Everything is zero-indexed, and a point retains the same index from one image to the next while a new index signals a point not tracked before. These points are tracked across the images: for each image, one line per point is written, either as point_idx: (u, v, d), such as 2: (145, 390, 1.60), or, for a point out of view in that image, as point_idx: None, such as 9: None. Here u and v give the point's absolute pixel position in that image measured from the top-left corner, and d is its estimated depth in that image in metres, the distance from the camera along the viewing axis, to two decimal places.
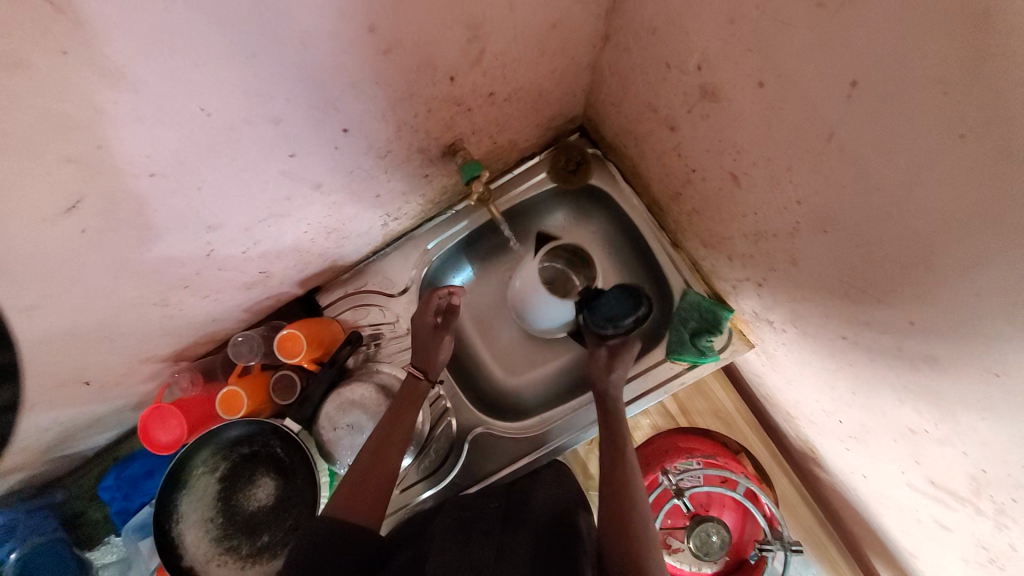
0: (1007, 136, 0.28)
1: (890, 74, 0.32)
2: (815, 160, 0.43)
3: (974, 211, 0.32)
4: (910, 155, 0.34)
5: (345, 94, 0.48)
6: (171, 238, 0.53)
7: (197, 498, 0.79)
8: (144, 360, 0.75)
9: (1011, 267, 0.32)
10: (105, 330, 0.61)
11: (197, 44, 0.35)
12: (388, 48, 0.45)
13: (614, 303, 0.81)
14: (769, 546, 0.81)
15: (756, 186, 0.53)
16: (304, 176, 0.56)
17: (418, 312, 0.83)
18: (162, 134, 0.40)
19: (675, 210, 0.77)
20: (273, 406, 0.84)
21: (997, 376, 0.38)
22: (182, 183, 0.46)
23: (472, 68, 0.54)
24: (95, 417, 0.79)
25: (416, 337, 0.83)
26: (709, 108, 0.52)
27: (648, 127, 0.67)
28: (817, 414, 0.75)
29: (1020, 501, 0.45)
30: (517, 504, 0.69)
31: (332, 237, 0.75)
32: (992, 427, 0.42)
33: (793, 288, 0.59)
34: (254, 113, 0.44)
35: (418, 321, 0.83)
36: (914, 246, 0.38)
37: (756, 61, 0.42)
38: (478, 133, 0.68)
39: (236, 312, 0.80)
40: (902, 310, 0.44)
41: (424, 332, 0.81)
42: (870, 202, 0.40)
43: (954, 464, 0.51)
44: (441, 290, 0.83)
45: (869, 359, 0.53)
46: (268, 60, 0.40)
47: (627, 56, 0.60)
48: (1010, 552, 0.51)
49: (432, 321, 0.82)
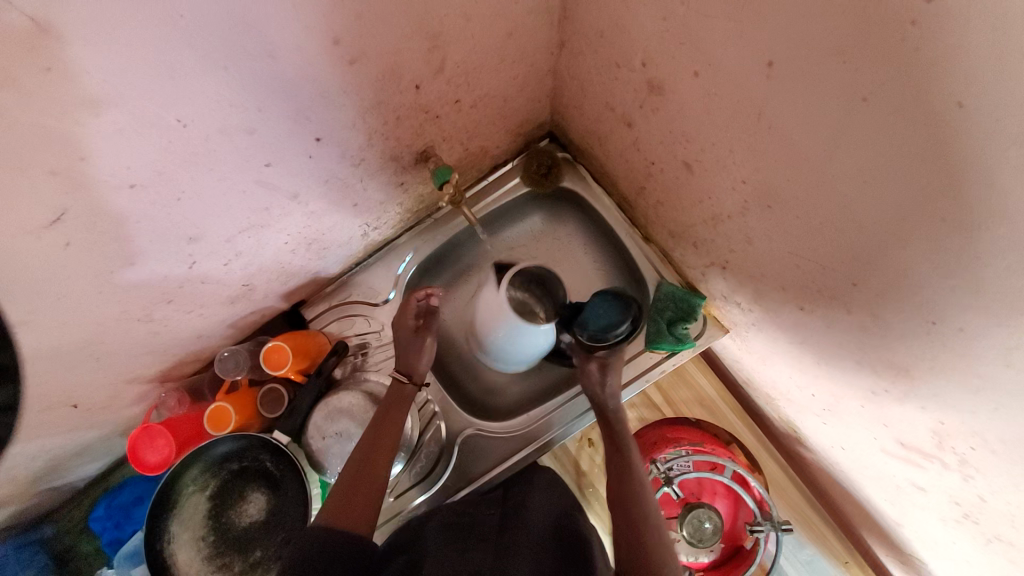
0: (898, 94, 0.31)
1: (798, 50, 0.36)
2: (751, 140, 0.47)
3: (885, 167, 0.36)
4: (826, 125, 0.38)
5: (315, 104, 0.51)
6: (152, 251, 0.55)
7: (187, 518, 0.79)
8: (130, 381, 0.76)
9: (926, 215, 0.35)
10: (90, 348, 0.62)
11: (171, 58, 0.38)
12: (353, 58, 0.49)
13: (596, 315, 0.83)
14: (759, 527, 0.83)
15: (707, 171, 0.57)
16: (281, 186, 0.59)
17: (399, 316, 0.86)
18: (142, 146, 0.43)
19: (642, 203, 0.80)
20: (262, 420, 0.85)
21: (935, 324, 0.41)
22: (162, 194, 0.49)
23: (436, 76, 0.58)
24: (83, 444, 0.79)
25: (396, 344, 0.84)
26: (657, 101, 0.56)
27: (608, 126, 0.71)
28: (793, 391, 0.78)
29: (978, 449, 0.47)
30: (511, 511, 0.69)
31: (313, 248, 0.77)
32: (940, 376, 0.45)
33: (753, 267, 0.63)
34: (229, 123, 0.46)
35: (399, 328, 0.85)
36: (845, 209, 0.42)
37: (689, 53, 0.46)
38: (448, 141, 0.72)
39: (221, 329, 0.82)
40: (846, 273, 0.47)
41: (405, 336, 0.83)
42: (801, 173, 0.44)
43: (917, 421, 0.53)
44: (419, 293, 0.86)
45: (826, 326, 0.56)
46: (240, 71, 0.43)
47: (581, 60, 0.65)
48: (980, 504, 0.53)
49: (412, 324, 0.84)
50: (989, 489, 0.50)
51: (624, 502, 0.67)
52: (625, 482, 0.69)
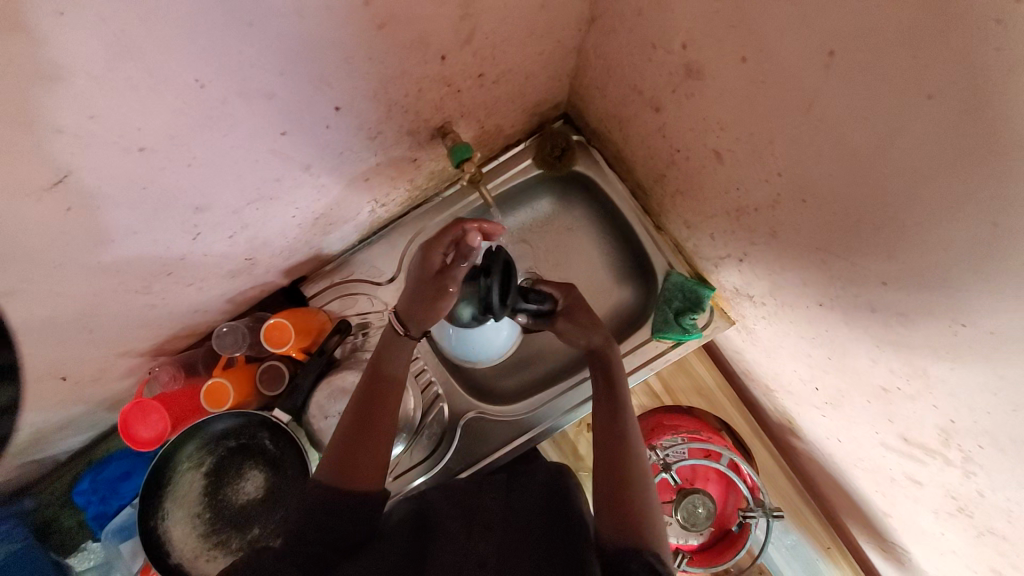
0: (971, 94, 0.31)
1: (864, 42, 0.35)
2: (793, 132, 0.46)
3: (941, 168, 0.35)
4: (885, 120, 0.37)
5: (338, 70, 0.48)
6: (158, 221, 0.52)
7: (183, 495, 0.77)
8: (123, 354, 0.73)
9: (976, 219, 0.35)
10: (84, 319, 0.59)
11: (192, 10, 0.34)
12: (383, 22, 0.45)
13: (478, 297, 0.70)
14: (752, 513, 0.86)
15: (738, 161, 0.56)
16: (294, 156, 0.56)
17: (436, 240, 0.66)
18: (154, 105, 0.39)
19: (658, 191, 0.79)
20: (260, 398, 0.82)
21: (964, 327, 0.41)
22: (171, 160, 0.45)
23: (463, 47, 0.55)
24: (71, 416, 0.76)
25: (410, 284, 0.68)
26: (693, 86, 0.54)
27: (631, 110, 0.69)
28: (794, 383, 0.79)
29: (985, 447, 0.48)
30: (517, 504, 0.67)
31: (319, 223, 0.74)
32: (960, 376, 0.45)
33: (773, 261, 0.62)
34: (246, 86, 0.43)
35: (426, 252, 0.66)
36: (890, 213, 0.41)
37: (739, 37, 0.44)
38: (466, 117, 0.69)
39: (219, 302, 0.78)
40: (876, 271, 0.47)
41: (423, 278, 0.67)
42: (846, 169, 0.43)
43: (924, 418, 0.54)
44: (470, 224, 0.65)
45: (844, 323, 0.57)
46: (265, 31, 0.39)
47: (612, 38, 0.62)
48: (977, 499, 0.55)
49: (439, 261, 0.66)
50: (990, 485, 0.51)
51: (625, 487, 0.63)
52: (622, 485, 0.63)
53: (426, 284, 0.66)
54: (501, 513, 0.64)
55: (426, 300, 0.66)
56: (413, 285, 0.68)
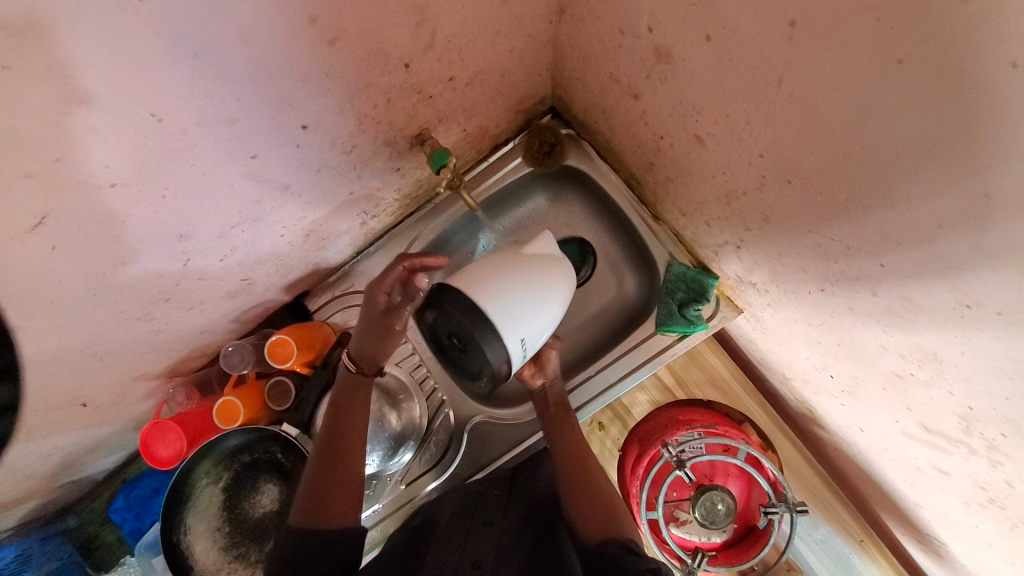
0: (942, 55, 0.28)
1: (825, 7, 0.32)
2: (768, 110, 0.43)
3: (922, 139, 0.32)
4: (856, 91, 0.34)
5: (297, 89, 0.48)
6: (147, 251, 0.53)
7: (203, 511, 0.80)
8: (138, 378, 0.76)
9: (965, 192, 0.32)
10: (92, 349, 0.62)
11: (134, 48, 0.35)
12: (334, 37, 0.45)
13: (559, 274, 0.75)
14: (774, 509, 0.82)
15: (720, 145, 0.53)
16: (270, 177, 0.57)
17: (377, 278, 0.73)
18: (117, 143, 0.40)
19: (650, 180, 0.76)
20: (270, 413, 0.85)
21: (969, 309, 0.38)
22: (146, 193, 0.47)
23: (426, 53, 0.54)
24: (99, 439, 0.80)
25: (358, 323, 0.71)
26: (665, 70, 0.52)
27: (612, 99, 0.67)
28: (809, 371, 0.75)
29: (1008, 437, 0.44)
30: (516, 499, 0.73)
31: (310, 238, 0.75)
32: (972, 361, 0.42)
33: (769, 246, 0.59)
34: (206, 114, 0.44)
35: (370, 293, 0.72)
36: (877, 189, 0.38)
37: (701, 15, 0.42)
38: (444, 122, 0.69)
39: (224, 323, 0.81)
40: (873, 252, 0.43)
41: (371, 315, 0.70)
42: (826, 146, 0.40)
43: (942, 405, 0.50)
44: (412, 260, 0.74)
45: (848, 308, 0.53)
46: (212, 59, 0.39)
47: (583, 27, 0.60)
48: (1008, 490, 0.50)
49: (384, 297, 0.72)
50: (1018, 476, 0.47)
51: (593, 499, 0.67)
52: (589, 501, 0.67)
53: (375, 319, 0.71)
54: (503, 499, 0.72)
55: (378, 334, 0.70)
56: (362, 327, 0.72)
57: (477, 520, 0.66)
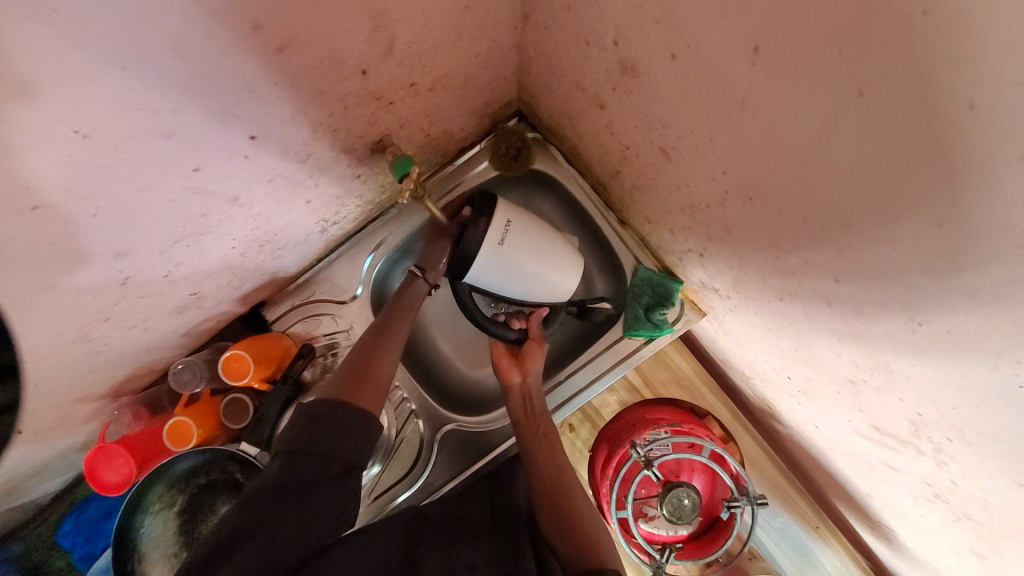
0: (901, 91, 0.28)
1: (788, 37, 0.32)
2: (733, 129, 0.43)
3: (880, 169, 0.33)
4: (819, 119, 0.34)
5: (244, 99, 0.45)
6: (76, 273, 0.49)
7: (156, 538, 0.76)
8: (78, 402, 0.70)
9: (920, 221, 0.33)
10: (21, 378, 0.56)
11: (51, 57, 0.31)
12: (282, 45, 0.42)
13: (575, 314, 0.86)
14: (737, 502, 0.85)
15: (685, 159, 0.53)
16: (217, 190, 0.53)
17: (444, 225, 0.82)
18: (36, 162, 0.36)
19: (616, 187, 0.76)
20: (228, 431, 0.81)
21: (922, 326, 0.39)
22: (74, 213, 0.42)
23: (384, 59, 0.52)
24: (35, 467, 0.74)
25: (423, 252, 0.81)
26: (631, 83, 0.51)
27: (578, 106, 0.66)
28: (769, 372, 0.77)
29: (954, 439, 0.47)
30: (502, 513, 0.71)
31: (265, 248, 0.71)
32: (922, 371, 0.44)
33: (732, 256, 0.60)
34: (141, 128, 0.40)
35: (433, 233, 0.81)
36: (834, 212, 0.39)
37: (666, 33, 0.41)
38: (406, 127, 0.66)
39: (173, 339, 0.76)
40: (829, 269, 0.45)
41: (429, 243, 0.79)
42: (786, 168, 0.41)
43: (893, 410, 0.53)
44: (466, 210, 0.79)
45: (807, 318, 0.55)
46: (143, 70, 0.36)
47: (547, 34, 0.59)
48: (952, 486, 0.54)
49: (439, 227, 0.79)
50: (962, 475, 0.50)
51: (572, 523, 0.65)
52: (569, 524, 0.65)
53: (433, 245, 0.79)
54: (487, 520, 0.69)
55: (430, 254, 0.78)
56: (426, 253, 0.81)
57: (462, 540, 0.63)
